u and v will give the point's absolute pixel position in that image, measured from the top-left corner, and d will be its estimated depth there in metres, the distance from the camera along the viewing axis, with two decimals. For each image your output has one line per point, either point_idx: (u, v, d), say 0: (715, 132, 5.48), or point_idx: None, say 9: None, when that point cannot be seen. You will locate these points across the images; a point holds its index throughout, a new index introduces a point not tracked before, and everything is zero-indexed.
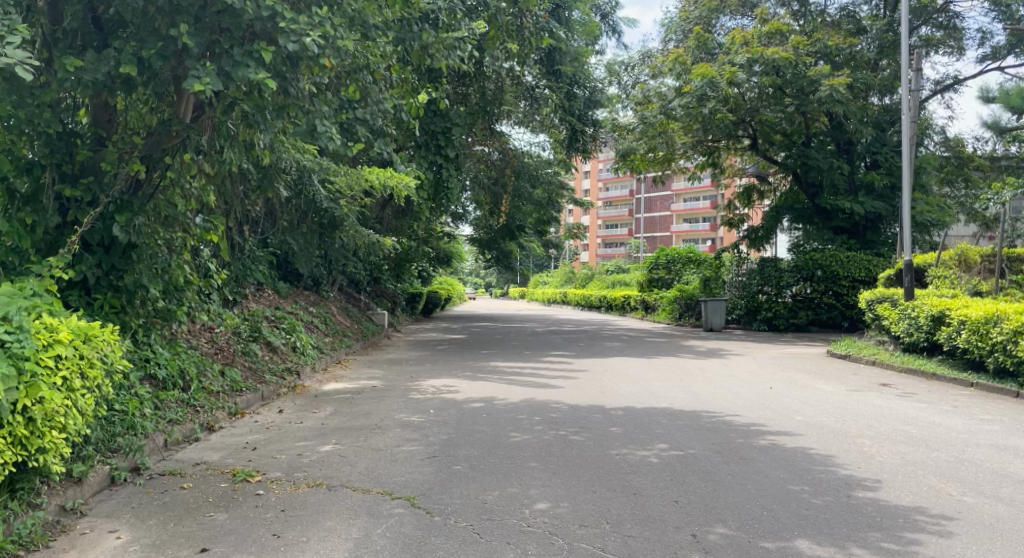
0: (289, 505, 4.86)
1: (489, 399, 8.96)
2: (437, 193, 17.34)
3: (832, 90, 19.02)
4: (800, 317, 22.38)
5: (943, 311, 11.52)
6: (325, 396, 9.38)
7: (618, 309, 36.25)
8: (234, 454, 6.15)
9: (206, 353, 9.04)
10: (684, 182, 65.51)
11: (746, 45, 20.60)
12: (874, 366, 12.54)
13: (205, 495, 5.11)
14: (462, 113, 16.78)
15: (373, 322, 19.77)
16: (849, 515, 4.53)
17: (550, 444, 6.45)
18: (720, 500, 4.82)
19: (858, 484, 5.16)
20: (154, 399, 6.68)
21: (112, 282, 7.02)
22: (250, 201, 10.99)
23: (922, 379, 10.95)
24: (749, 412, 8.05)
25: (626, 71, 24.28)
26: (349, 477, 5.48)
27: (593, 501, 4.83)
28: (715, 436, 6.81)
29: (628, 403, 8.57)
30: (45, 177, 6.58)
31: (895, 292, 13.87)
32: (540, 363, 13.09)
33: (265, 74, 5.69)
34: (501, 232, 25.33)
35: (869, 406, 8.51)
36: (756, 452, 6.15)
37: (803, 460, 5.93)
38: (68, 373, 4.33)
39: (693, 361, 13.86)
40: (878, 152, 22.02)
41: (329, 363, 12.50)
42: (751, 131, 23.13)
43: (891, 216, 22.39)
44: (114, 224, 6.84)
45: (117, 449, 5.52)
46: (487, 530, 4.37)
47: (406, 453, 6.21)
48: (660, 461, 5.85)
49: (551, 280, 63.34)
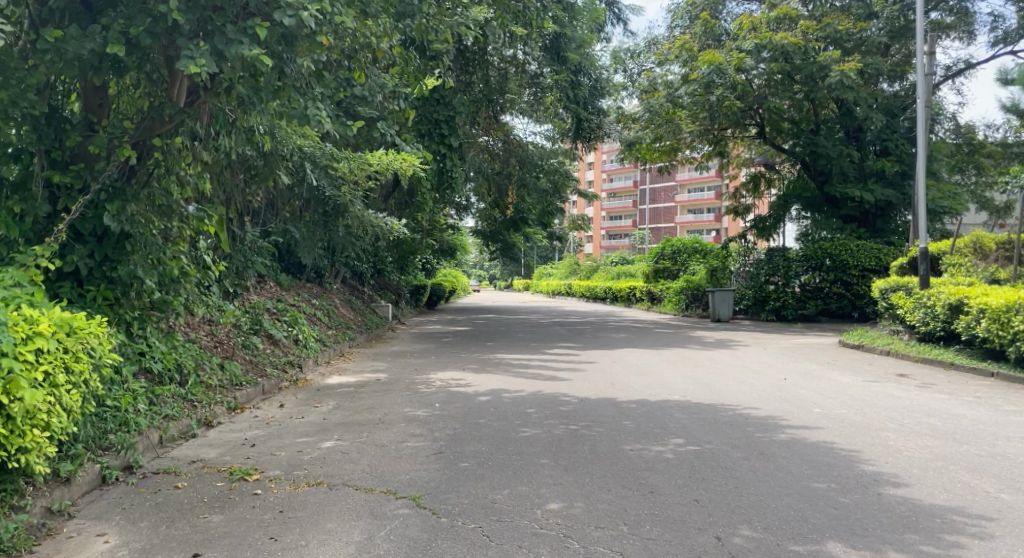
0: (288, 506, 4.61)
1: (496, 392, 8.71)
2: (441, 182, 17.08)
3: (842, 75, 18.66)
4: (809, 307, 22.09)
5: (961, 299, 11.22)
6: (328, 390, 9.14)
7: (624, 300, 35.98)
8: (232, 452, 5.90)
9: (205, 347, 8.79)
10: (688, 173, 65.13)
11: (754, 30, 20.21)
12: (889, 356, 12.27)
13: (199, 496, 4.86)
14: (465, 101, 16.51)
15: (377, 314, 19.53)
16: (883, 515, 4.27)
17: (561, 440, 6.20)
18: (743, 498, 4.56)
19: (888, 481, 4.90)
20: (150, 394, 6.44)
21: (105, 273, 6.77)
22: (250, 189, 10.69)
23: (940, 369, 10.67)
24: (765, 405, 7.79)
25: (632, 58, 23.91)
26: (351, 475, 5.22)
27: (608, 500, 4.57)
28: (732, 430, 6.55)
29: (639, 396, 8.31)
30: (34, 163, 6.39)
31: (910, 281, 13.57)
32: (547, 355, 12.84)
33: (260, 51, 5.42)
34: (505, 224, 25.05)
35: (889, 398, 8.24)
36: (777, 448, 5.89)
37: (826, 455, 5.66)
38: (49, 368, 4.10)
39: (703, 352, 13.60)
40: (889, 139, 21.65)
41: (331, 356, 12.26)
42: (759, 118, 22.78)
43: (903, 203, 22.02)
44: (105, 213, 6.60)
45: (109, 446, 5.29)
46: (497, 533, 4.11)
47: (410, 449, 5.96)
48: (677, 458, 5.60)
49: (555, 272, 63.07)
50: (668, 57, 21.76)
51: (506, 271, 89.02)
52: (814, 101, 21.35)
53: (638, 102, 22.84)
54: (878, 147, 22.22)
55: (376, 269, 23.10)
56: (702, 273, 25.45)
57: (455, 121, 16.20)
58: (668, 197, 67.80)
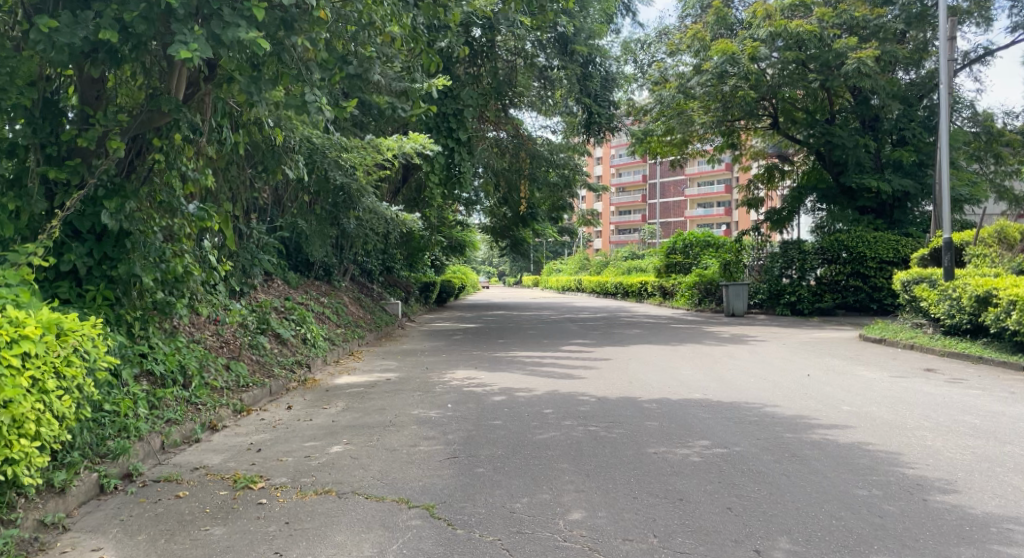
0: (295, 517, 4.35)
1: (510, 391, 8.44)
2: (448, 179, 16.54)
3: (859, 63, 18.25)
4: (825, 301, 21.74)
5: (989, 291, 10.85)
6: (337, 390, 8.88)
7: (635, 296, 35.62)
8: (236, 457, 5.65)
9: (210, 347, 8.54)
10: (698, 166, 64.60)
11: (768, 18, 19.75)
12: (913, 350, 11.93)
13: (201, 506, 4.60)
14: (474, 94, 16.25)
15: (386, 311, 19.27)
16: (932, 524, 3.98)
17: (580, 442, 5.92)
18: (779, 507, 4.26)
19: (932, 485, 4.61)
20: (151, 397, 6.18)
21: (104, 272, 6.54)
22: (257, 183, 10.42)
23: (968, 363, 10.33)
24: (790, 402, 7.48)
25: (643, 49, 23.41)
26: (360, 483, 4.96)
27: (635, 509, 4.29)
28: (759, 430, 6.25)
29: (659, 394, 8.02)
30: (29, 160, 6.15)
31: (934, 273, 13.20)
32: (560, 352, 12.55)
33: (258, 34, 5.18)
34: (515, 221, 24.58)
35: (919, 394, 7.92)
36: (808, 449, 5.59)
37: (862, 458, 5.37)
38: (39, 373, 3.85)
39: (720, 348, 13.29)
40: (906, 128, 21.19)
41: (340, 355, 12.01)
42: (772, 108, 22.36)
43: (922, 193, 21.53)
44: (103, 210, 6.36)
45: (106, 454, 5.04)
46: (518, 547, 3.83)
47: (423, 453, 5.69)
48: (704, 461, 5.31)
49: (565, 268, 62.72)
50: (679, 48, 21.37)
51: (514, 267, 88.74)
52: (828, 89, 20.93)
53: (649, 94, 22.46)
54: (895, 136, 21.75)
55: (384, 267, 22.86)
56: (715, 267, 25.09)
57: (464, 114, 15.91)
58: (677, 191, 67.30)
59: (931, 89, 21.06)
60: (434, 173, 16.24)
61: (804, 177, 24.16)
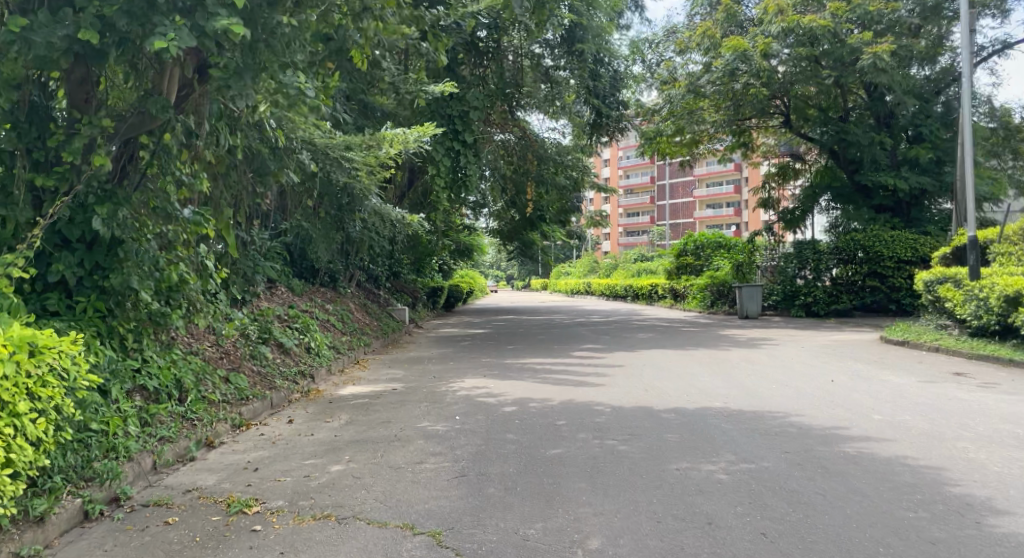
0: (291, 547, 4.01)
1: (521, 401, 8.08)
2: (455, 183, 16.27)
3: (875, 58, 17.86)
4: (841, 302, 21.28)
5: (1019, 291, 10.45)
6: (341, 402, 8.55)
7: (646, 298, 35.23)
8: (231, 477, 5.32)
9: (209, 359, 8.22)
10: (707, 167, 64.17)
11: (780, 13, 19.26)
12: (938, 353, 11.56)
13: (190, 533, 4.26)
14: (480, 96, 15.94)
15: (393, 317, 18.98)
16: (991, 552, 3.62)
17: (597, 458, 5.56)
18: (820, 533, 3.89)
19: (984, 506, 4.25)
20: (143, 414, 5.88)
21: (96, 282, 6.26)
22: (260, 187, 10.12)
23: (998, 366, 9.95)
24: (817, 411, 7.10)
25: (650, 49, 22.58)
26: (362, 506, 4.62)
27: (660, 536, 3.93)
28: (787, 443, 5.87)
29: (677, 404, 7.64)
30: (15, 166, 5.86)
31: (959, 272, 12.78)
32: (572, 358, 12.19)
33: (233, 22, 5.04)
34: (523, 225, 24.26)
35: (952, 401, 7.56)
36: (843, 465, 5.20)
37: (902, 475, 4.97)
38: (7, 396, 3.54)
39: (737, 352, 12.93)
40: (923, 124, 20.81)
41: (345, 364, 11.69)
42: (784, 106, 21.95)
43: (939, 191, 21.05)
44: (93, 218, 6.07)
45: (92, 478, 4.72)
46: None
47: (430, 471, 5.35)
48: (731, 479, 4.95)
49: (573, 271, 62.33)
50: (689, 47, 21.01)
51: (523, 270, 88.47)
52: (842, 85, 20.52)
53: (658, 93, 22.09)
54: (911, 133, 21.30)
55: (391, 271, 22.58)
56: (727, 268, 24.71)
57: (470, 115, 15.60)
58: (686, 192, 66.85)
59: (947, 83, 20.59)
60: (440, 177, 15.82)
61: (818, 176, 23.73)
